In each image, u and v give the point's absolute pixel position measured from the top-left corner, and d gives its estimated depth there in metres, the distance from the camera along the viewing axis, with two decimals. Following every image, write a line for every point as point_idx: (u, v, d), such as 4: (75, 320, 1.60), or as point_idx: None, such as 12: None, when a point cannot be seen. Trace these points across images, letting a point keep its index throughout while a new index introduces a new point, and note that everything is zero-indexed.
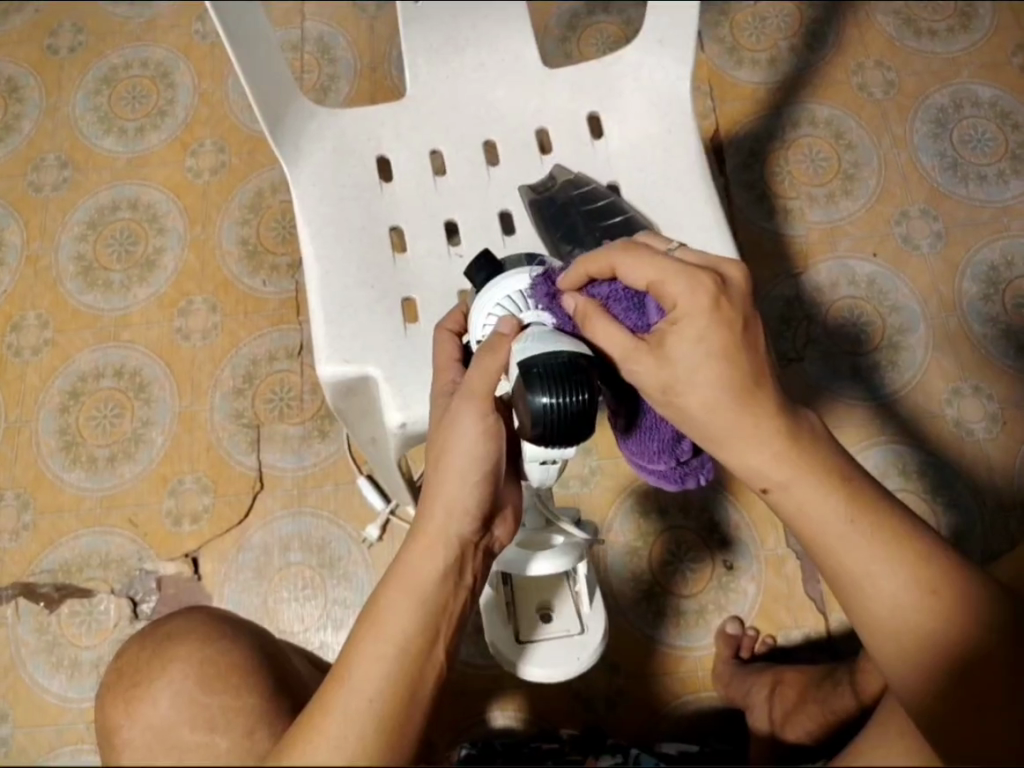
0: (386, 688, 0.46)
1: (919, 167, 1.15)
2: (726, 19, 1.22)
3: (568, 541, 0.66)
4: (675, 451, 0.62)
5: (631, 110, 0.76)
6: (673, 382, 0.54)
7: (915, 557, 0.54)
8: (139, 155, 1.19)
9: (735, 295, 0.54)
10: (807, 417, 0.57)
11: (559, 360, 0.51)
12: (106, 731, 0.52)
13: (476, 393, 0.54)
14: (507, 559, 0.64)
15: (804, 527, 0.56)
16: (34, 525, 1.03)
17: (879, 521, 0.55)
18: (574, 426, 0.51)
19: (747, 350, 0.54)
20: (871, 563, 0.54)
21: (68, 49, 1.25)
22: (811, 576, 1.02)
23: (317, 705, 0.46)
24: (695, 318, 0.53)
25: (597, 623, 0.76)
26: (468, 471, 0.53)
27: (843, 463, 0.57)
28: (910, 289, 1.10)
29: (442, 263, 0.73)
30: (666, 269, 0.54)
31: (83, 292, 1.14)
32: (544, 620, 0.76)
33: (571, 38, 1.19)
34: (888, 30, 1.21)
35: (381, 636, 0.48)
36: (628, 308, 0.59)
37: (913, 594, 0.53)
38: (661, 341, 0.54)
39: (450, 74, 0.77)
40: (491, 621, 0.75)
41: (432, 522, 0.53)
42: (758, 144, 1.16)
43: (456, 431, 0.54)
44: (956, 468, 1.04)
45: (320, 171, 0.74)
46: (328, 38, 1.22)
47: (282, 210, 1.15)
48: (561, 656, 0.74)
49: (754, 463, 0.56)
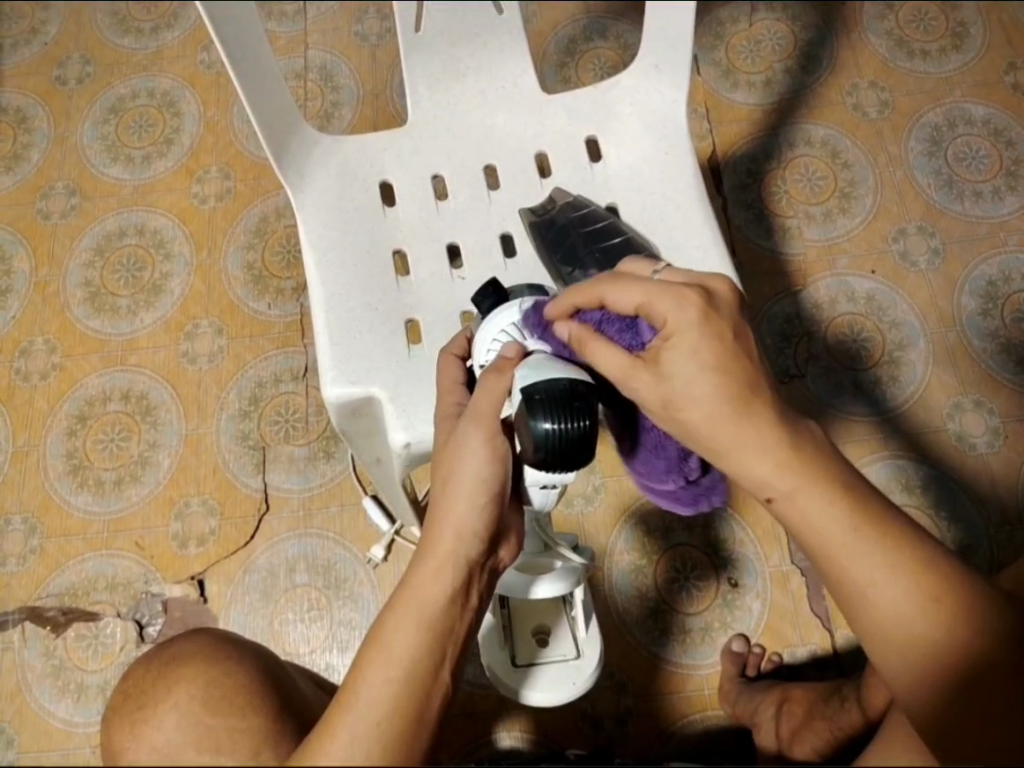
0: (393, 712, 0.46)
1: (914, 185, 1.16)
2: (721, 43, 1.24)
3: (567, 565, 0.66)
4: (683, 468, 0.62)
5: (627, 133, 0.78)
6: (672, 397, 0.55)
7: (918, 566, 0.54)
8: (146, 182, 1.22)
9: (724, 310, 0.55)
10: (809, 426, 0.57)
11: (560, 385, 0.53)
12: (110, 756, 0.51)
13: (482, 416, 0.56)
14: (506, 584, 0.64)
15: (807, 536, 0.57)
16: (41, 549, 1.03)
17: (883, 530, 0.55)
18: (576, 449, 0.52)
19: (746, 364, 0.55)
20: (876, 574, 0.54)
21: (77, 81, 1.28)
22: (816, 593, 1.02)
23: (321, 731, 0.45)
24: (688, 333, 0.54)
25: (593, 650, 0.76)
26: (476, 491, 0.54)
27: (847, 474, 0.57)
28: (908, 304, 1.11)
29: (444, 286, 0.75)
30: (652, 290, 0.55)
31: (90, 317, 1.15)
32: (540, 644, 0.77)
33: (568, 63, 1.21)
34: (881, 51, 1.23)
35: (388, 660, 0.48)
36: (621, 331, 0.59)
37: (915, 603, 0.54)
38: (655, 356, 0.55)
39: (450, 101, 0.79)
40: (489, 645, 0.75)
41: (441, 542, 0.53)
42: (754, 164, 1.18)
43: (463, 451, 0.55)
44: (960, 483, 1.04)
45: (325, 196, 0.76)
46: (332, 66, 1.25)
47: (288, 235, 1.17)
48: (558, 681, 0.75)
49: (758, 471, 0.56)
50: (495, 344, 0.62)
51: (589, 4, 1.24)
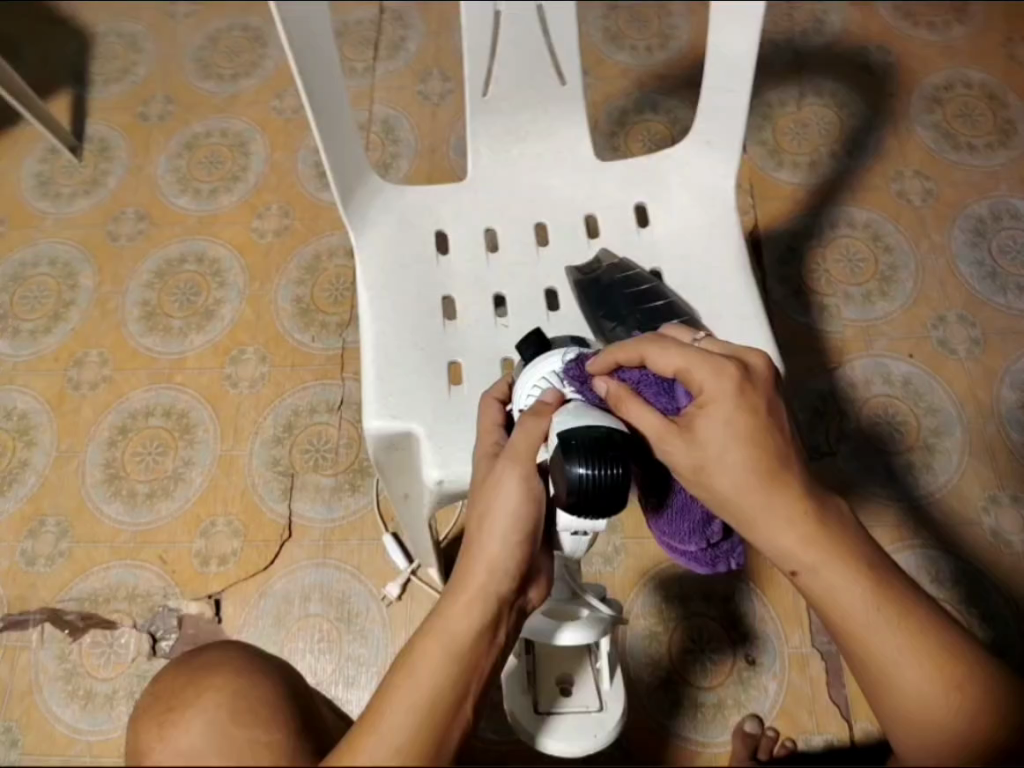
0: (415, 736, 0.47)
1: (957, 275, 1.17)
2: (769, 124, 1.28)
3: (593, 614, 0.67)
4: (705, 533, 0.63)
5: (675, 203, 0.81)
6: (703, 465, 0.55)
7: (941, 651, 0.54)
8: (210, 214, 1.28)
9: (759, 381, 0.57)
10: (836, 502, 0.58)
11: (595, 433, 0.54)
12: (134, 753, 0.53)
13: (518, 454, 0.57)
14: (534, 628, 0.66)
15: (831, 612, 0.56)
16: (70, 554, 1.07)
17: (908, 612, 0.55)
18: (608, 496, 0.53)
19: (777, 435, 0.56)
20: (899, 651, 0.54)
21: (158, 117, 1.37)
22: (836, 679, 0.99)
23: (346, 748, 0.47)
24: (723, 402, 0.55)
25: (615, 703, 0.77)
26: (511, 531, 0.56)
27: (873, 553, 0.57)
28: (946, 392, 1.11)
29: (488, 333, 0.77)
30: (692, 357, 0.57)
31: (144, 335, 1.21)
32: (563, 693, 0.78)
33: (619, 133, 1.26)
34: (928, 143, 1.26)
35: (414, 686, 0.50)
36: (658, 392, 0.60)
37: (938, 689, 0.54)
38: (690, 421, 0.56)
39: (508, 160, 0.83)
40: (512, 689, 0.77)
41: (473, 577, 0.55)
42: (796, 242, 1.20)
43: (498, 491, 0.57)
44: (991, 578, 1.01)
45: (383, 240, 0.80)
46: (395, 120, 1.32)
47: (337, 274, 1.22)
48: (578, 731, 0.75)
49: (785, 543, 0.56)
50: (536, 390, 0.62)
51: (644, 80, 1.30)
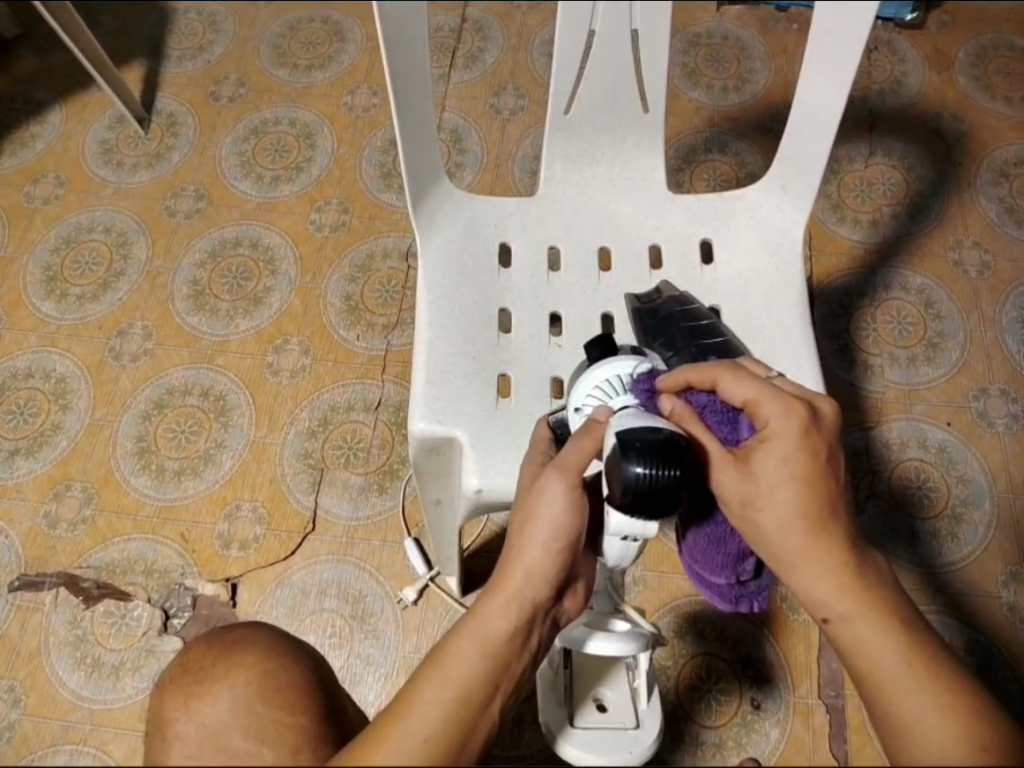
0: (441, 733, 0.48)
1: (1004, 349, 1.17)
2: (836, 178, 1.29)
3: (632, 629, 0.64)
4: (737, 569, 0.62)
5: (743, 243, 0.81)
6: (753, 495, 0.56)
7: (971, 718, 0.52)
8: (270, 200, 1.30)
9: (826, 428, 0.56)
10: (875, 556, 0.58)
11: (657, 436, 0.53)
12: (160, 718, 0.54)
13: (567, 465, 0.55)
14: (570, 637, 0.63)
15: (858, 664, 0.56)
16: (92, 521, 1.07)
17: (937, 673, 0.54)
18: (662, 498, 0.52)
19: (832, 484, 0.56)
20: (925, 710, 0.53)
21: (229, 99, 1.39)
22: (838, 734, 0.97)
23: (373, 735, 0.47)
24: (786, 440, 0.55)
25: (652, 721, 0.72)
26: (553, 537, 0.55)
27: (907, 611, 0.57)
28: (979, 463, 1.10)
29: (541, 349, 0.77)
30: (764, 390, 0.57)
31: (190, 313, 1.22)
32: (597, 707, 0.73)
33: (683, 170, 1.27)
34: (990, 215, 1.26)
35: (443, 683, 0.50)
36: (721, 420, 0.60)
37: (968, 755, 0.50)
38: (746, 454, 0.56)
39: (581, 182, 0.84)
40: (547, 699, 0.74)
41: (511, 579, 0.54)
42: (847, 299, 1.21)
43: (543, 498, 0.55)
44: (1008, 656, 1.00)
45: (448, 245, 0.80)
46: (463, 131, 1.34)
47: (389, 276, 1.23)
48: (612, 746, 0.69)
49: (818, 590, 0.56)
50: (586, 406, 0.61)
51: (714, 121, 1.31)
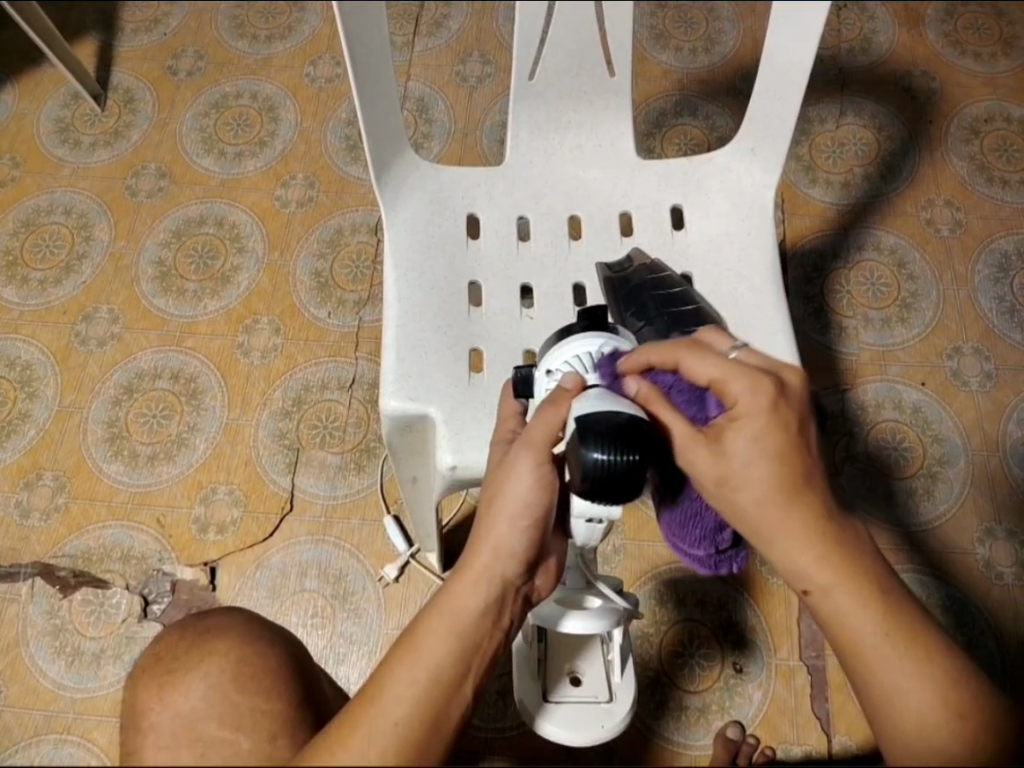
0: (413, 714, 0.48)
1: (977, 308, 1.17)
2: (807, 140, 1.28)
3: (607, 604, 0.67)
4: (716, 539, 0.62)
5: (713, 208, 0.80)
6: (727, 475, 0.54)
7: (944, 677, 0.54)
8: (234, 177, 1.27)
9: (793, 401, 0.56)
10: (854, 523, 0.58)
11: (617, 419, 0.52)
12: (133, 710, 0.53)
13: (534, 442, 0.55)
14: (541, 614, 0.66)
15: (836, 631, 0.57)
16: (65, 509, 1.05)
17: (914, 639, 0.55)
18: (623, 484, 0.51)
19: (805, 458, 0.55)
20: (904, 678, 0.54)
21: (187, 72, 1.35)
22: (819, 693, 0.99)
23: (344, 720, 0.48)
24: (755, 418, 0.55)
25: (625, 694, 0.76)
26: (519, 515, 0.55)
27: (884, 574, 0.57)
28: (954, 422, 1.11)
29: (512, 322, 0.76)
30: (730, 368, 0.55)
31: (157, 295, 1.19)
32: (571, 682, 0.77)
33: (655, 135, 1.26)
34: (962, 174, 1.25)
35: (415, 664, 0.50)
36: (688, 400, 0.58)
37: (938, 713, 0.54)
38: (718, 433, 0.55)
39: (548, 150, 0.82)
40: (521, 676, 0.76)
41: (478, 558, 0.54)
42: (821, 261, 1.20)
43: (511, 478, 0.55)
44: (981, 610, 1.02)
45: (414, 219, 0.79)
46: (430, 100, 1.31)
47: (359, 250, 1.21)
48: (585, 722, 0.74)
49: (798, 563, 0.56)
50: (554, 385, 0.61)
51: (685, 83, 1.29)
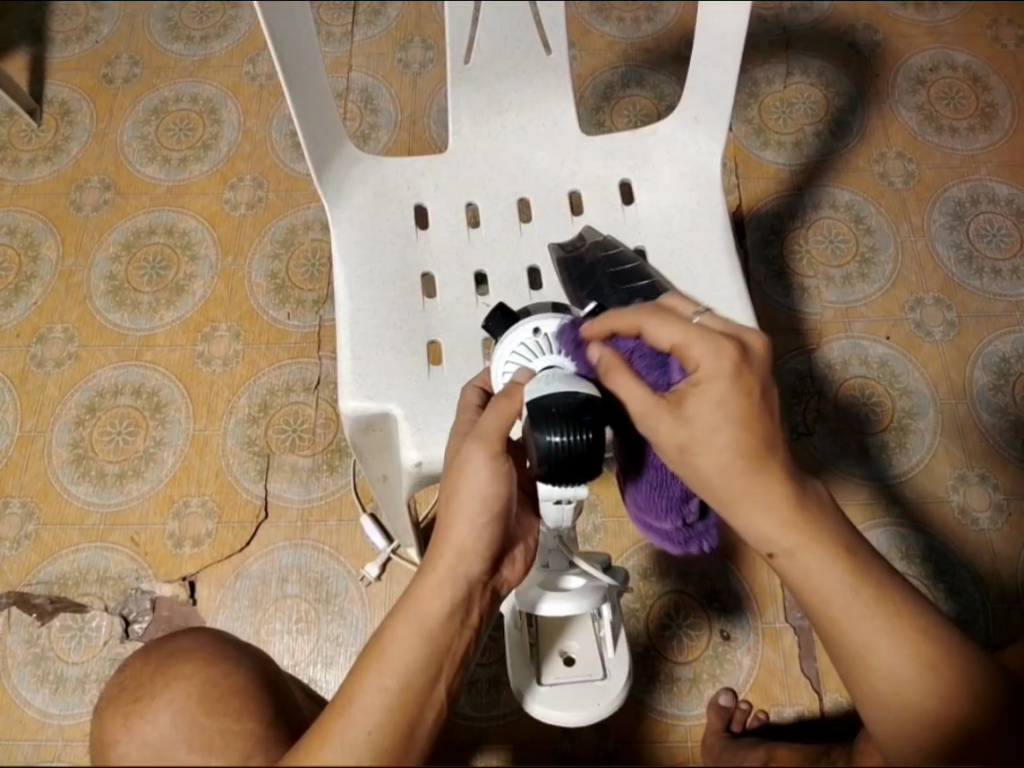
0: (385, 721, 0.49)
1: (935, 257, 1.18)
2: (755, 102, 1.27)
3: (588, 583, 0.66)
4: (682, 510, 0.62)
5: (662, 181, 0.79)
6: (690, 441, 0.53)
7: (914, 632, 0.55)
8: (180, 184, 1.24)
9: (757, 364, 0.54)
10: (817, 485, 0.58)
11: (571, 400, 0.51)
12: (101, 744, 0.54)
13: (486, 436, 0.55)
14: (525, 599, 0.65)
15: (808, 595, 0.57)
16: (36, 536, 1.04)
17: (882, 596, 0.56)
18: (581, 464, 0.51)
19: (766, 420, 0.54)
20: (874, 635, 0.55)
21: (123, 80, 1.31)
22: (808, 653, 1.01)
23: (316, 736, 0.48)
24: (719, 382, 0.53)
25: (620, 669, 0.75)
26: (477, 511, 0.55)
27: (849, 537, 0.57)
28: (920, 373, 1.12)
29: (468, 311, 0.75)
30: (691, 332, 0.53)
31: (111, 310, 1.16)
32: (565, 662, 0.76)
33: (604, 108, 1.24)
34: (911, 124, 1.25)
35: (384, 670, 0.51)
36: (651, 366, 0.57)
37: (910, 667, 0.54)
38: (680, 399, 0.54)
39: (490, 134, 0.80)
40: (514, 659, 0.75)
41: (442, 558, 0.55)
42: (778, 223, 1.20)
43: (468, 471, 0.55)
44: (958, 555, 1.03)
45: (360, 214, 0.77)
46: (373, 89, 1.28)
47: (314, 248, 1.19)
48: (582, 700, 0.74)
49: (763, 528, 0.56)
50: (511, 366, 0.61)
51: (630, 54, 1.28)
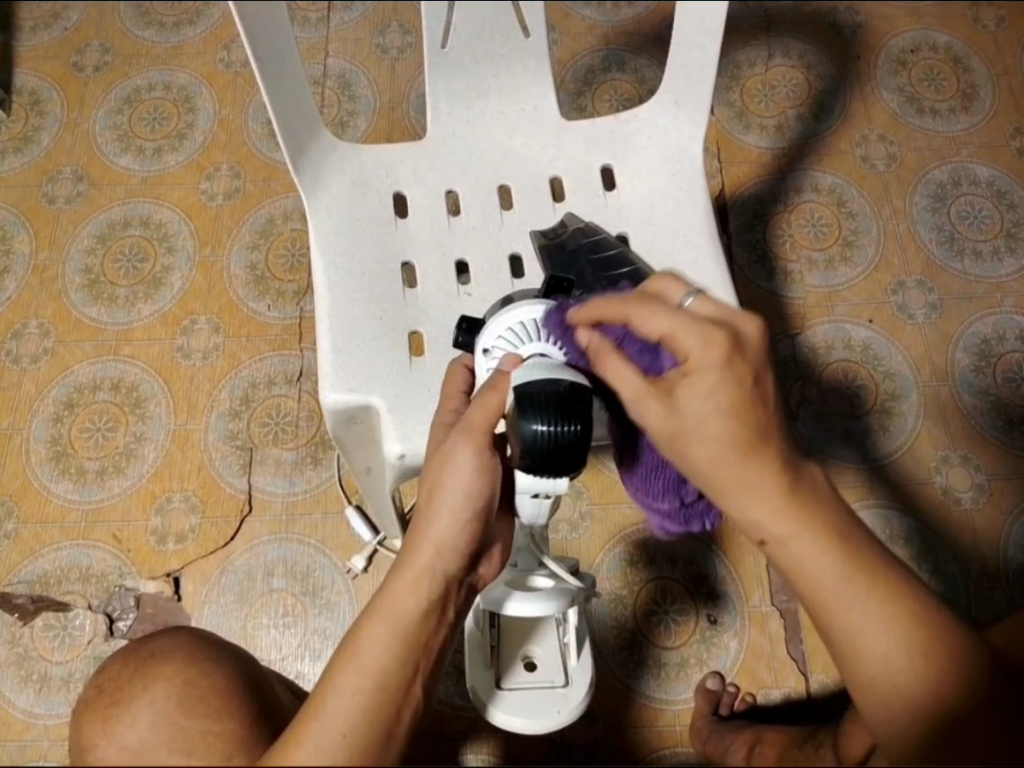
0: (361, 722, 0.49)
1: (917, 240, 1.18)
2: (737, 85, 1.27)
3: (557, 585, 0.66)
4: (680, 491, 0.61)
5: (644, 165, 0.78)
6: (680, 430, 0.52)
7: (908, 618, 0.54)
8: (155, 175, 1.21)
9: (750, 353, 0.52)
10: (811, 469, 0.55)
11: (557, 389, 0.51)
12: (82, 749, 0.55)
13: (473, 429, 0.55)
14: (491, 597, 0.65)
15: (799, 583, 0.55)
16: (16, 535, 1.02)
17: (879, 585, 0.54)
18: (565, 457, 0.50)
19: (762, 410, 0.52)
20: (866, 626, 0.54)
21: (94, 68, 1.28)
22: (794, 635, 1.01)
23: (290, 737, 0.48)
24: (707, 374, 0.51)
25: (581, 678, 0.77)
26: (460, 506, 0.55)
27: (845, 523, 0.55)
28: (903, 356, 1.12)
29: (449, 301, 0.74)
30: (678, 322, 0.52)
31: (87, 304, 1.14)
32: (526, 667, 0.77)
33: (585, 93, 1.23)
34: (893, 106, 1.25)
35: (359, 670, 0.50)
36: (642, 351, 0.55)
37: (902, 654, 0.54)
38: (671, 387, 0.53)
39: (469, 119, 0.79)
40: (474, 663, 0.76)
41: (419, 556, 0.54)
42: (761, 207, 1.20)
43: (452, 469, 0.55)
44: (942, 536, 1.04)
45: (337, 202, 0.76)
46: (351, 76, 1.26)
47: (294, 238, 1.17)
48: (541, 707, 0.75)
49: (755, 515, 0.54)
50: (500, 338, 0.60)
51: (611, 38, 1.26)
